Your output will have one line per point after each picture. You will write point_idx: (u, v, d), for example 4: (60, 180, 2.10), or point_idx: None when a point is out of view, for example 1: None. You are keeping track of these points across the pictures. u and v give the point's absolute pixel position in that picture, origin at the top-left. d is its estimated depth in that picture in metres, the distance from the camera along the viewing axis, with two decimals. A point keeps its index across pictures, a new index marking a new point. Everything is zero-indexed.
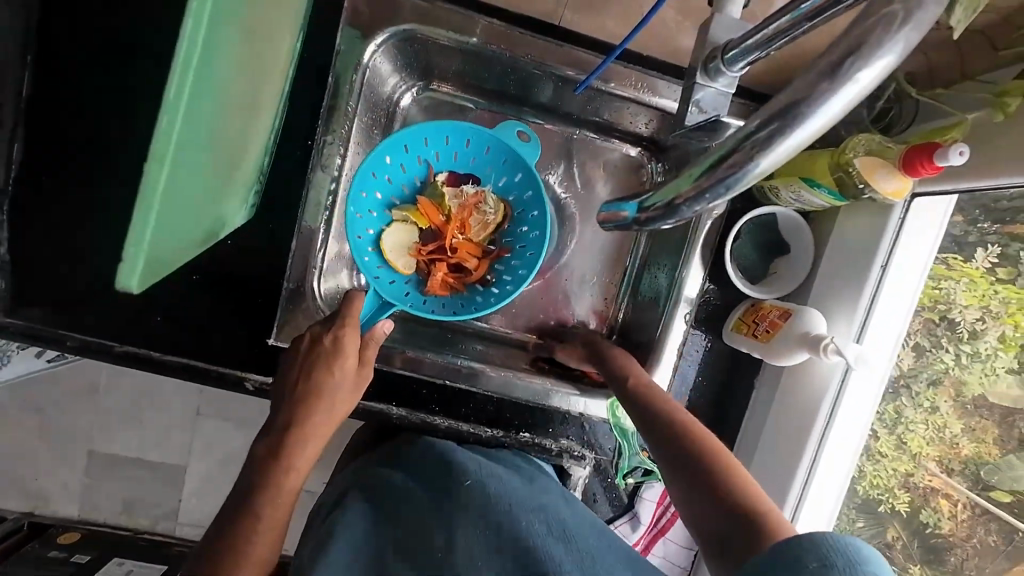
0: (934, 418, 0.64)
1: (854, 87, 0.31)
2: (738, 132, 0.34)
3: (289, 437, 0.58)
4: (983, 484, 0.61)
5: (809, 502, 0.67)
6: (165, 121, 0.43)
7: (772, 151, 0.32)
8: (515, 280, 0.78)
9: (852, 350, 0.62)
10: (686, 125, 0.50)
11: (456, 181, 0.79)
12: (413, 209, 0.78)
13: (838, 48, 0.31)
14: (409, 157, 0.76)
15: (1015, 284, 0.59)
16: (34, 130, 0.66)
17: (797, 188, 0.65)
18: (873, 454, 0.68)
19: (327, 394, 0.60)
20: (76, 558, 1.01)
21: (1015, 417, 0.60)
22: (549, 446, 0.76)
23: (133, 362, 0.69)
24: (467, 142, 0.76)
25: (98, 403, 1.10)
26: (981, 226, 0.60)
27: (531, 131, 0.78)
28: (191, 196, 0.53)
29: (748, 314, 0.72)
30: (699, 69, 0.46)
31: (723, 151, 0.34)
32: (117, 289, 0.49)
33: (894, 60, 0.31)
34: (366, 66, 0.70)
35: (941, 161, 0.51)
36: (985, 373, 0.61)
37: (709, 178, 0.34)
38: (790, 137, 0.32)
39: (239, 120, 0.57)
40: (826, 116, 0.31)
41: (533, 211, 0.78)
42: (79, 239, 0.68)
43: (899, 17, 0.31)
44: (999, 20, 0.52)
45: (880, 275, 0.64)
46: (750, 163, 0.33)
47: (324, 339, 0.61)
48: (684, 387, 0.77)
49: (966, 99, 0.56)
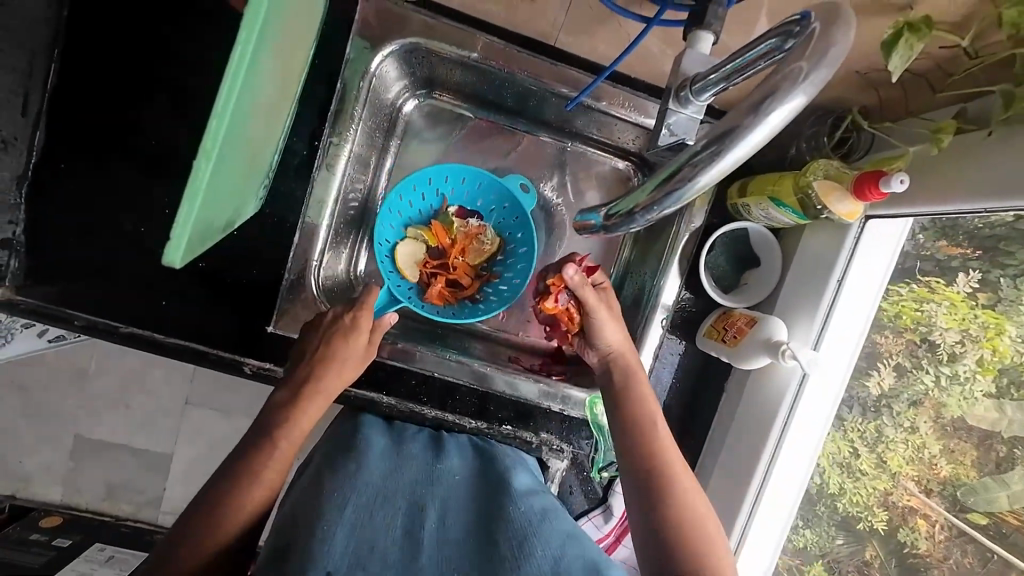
0: (913, 438, 0.67)
1: (766, 126, 0.36)
2: (687, 152, 0.40)
3: (302, 392, 0.65)
4: (961, 506, 0.64)
5: (767, 496, 0.72)
6: (222, 101, 0.41)
7: (711, 168, 0.38)
8: (500, 301, 0.83)
9: (806, 354, 0.67)
10: (658, 145, 0.55)
11: (464, 215, 0.86)
12: (425, 229, 0.84)
13: (760, 89, 0.37)
14: (431, 189, 0.83)
15: (994, 310, 0.61)
16: (57, 118, 0.70)
17: (766, 206, 0.71)
18: (855, 472, 0.71)
19: (338, 359, 0.67)
20: (58, 542, 1.06)
21: (993, 440, 0.62)
22: (530, 439, 0.81)
23: (136, 343, 0.72)
24: (479, 182, 0.82)
25: (93, 384, 1.12)
26: (964, 251, 0.63)
27: (531, 185, 0.85)
28: (224, 185, 0.51)
29: (718, 321, 0.77)
30: (672, 96, 0.51)
31: (675, 166, 0.40)
32: (165, 264, 0.43)
33: (798, 104, 0.36)
34: (372, 74, 0.76)
35: (884, 187, 0.57)
36: (964, 396, 0.63)
37: (659, 191, 0.41)
38: (724, 158, 0.38)
39: (264, 108, 0.56)
40: (749, 143, 0.37)
41: (522, 247, 0.85)
42: (93, 224, 0.71)
43: (804, 72, 0.35)
44: (934, 66, 0.57)
45: (836, 289, 0.69)
46: (692, 179, 0.39)
47: (345, 317, 0.68)
48: (660, 388, 0.82)
49: (909, 133, 0.62)
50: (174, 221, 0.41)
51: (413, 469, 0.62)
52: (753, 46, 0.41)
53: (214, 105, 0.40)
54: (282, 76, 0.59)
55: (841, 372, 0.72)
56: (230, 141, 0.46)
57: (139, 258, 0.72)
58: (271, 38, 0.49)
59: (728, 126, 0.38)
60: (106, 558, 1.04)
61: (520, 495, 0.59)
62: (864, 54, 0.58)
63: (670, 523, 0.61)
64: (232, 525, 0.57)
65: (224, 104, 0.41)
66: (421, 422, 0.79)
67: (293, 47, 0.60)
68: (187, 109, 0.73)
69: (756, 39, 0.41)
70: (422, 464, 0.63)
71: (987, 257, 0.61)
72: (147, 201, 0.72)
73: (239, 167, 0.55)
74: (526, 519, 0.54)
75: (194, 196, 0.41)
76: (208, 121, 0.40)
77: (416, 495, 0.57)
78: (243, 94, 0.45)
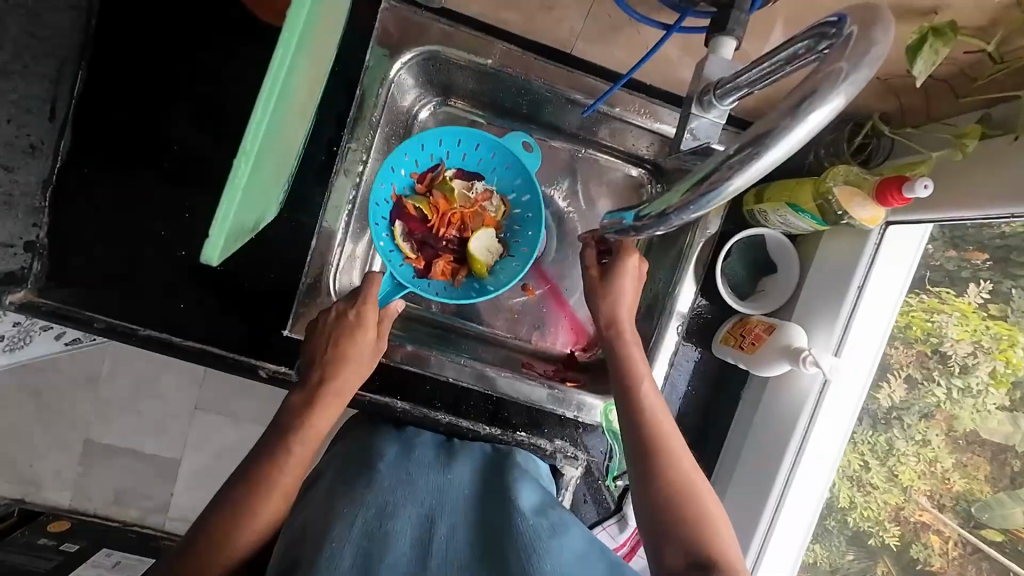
0: (925, 451, 0.69)
1: (803, 127, 0.36)
2: (720, 155, 0.40)
3: (320, 397, 0.64)
4: (975, 522, 0.67)
5: (788, 507, 0.71)
6: (262, 105, 0.41)
7: (746, 170, 0.38)
8: (511, 272, 0.84)
9: (827, 360, 0.67)
10: (681, 150, 0.55)
11: (464, 178, 0.84)
12: (424, 200, 0.82)
13: (795, 93, 0.37)
14: (424, 154, 0.81)
15: (1004, 320, 0.64)
16: (82, 125, 0.71)
17: (784, 212, 0.71)
18: (866, 487, 0.71)
19: (352, 359, 0.66)
20: (66, 547, 1.05)
21: (1007, 455, 0.65)
22: (544, 446, 0.80)
23: (153, 347, 0.72)
24: (478, 145, 0.82)
25: (105, 387, 1.13)
26: (977, 264, 0.64)
27: (534, 141, 0.85)
28: (256, 186, 0.51)
29: (735, 328, 0.77)
30: (694, 101, 0.52)
31: (708, 168, 0.40)
32: (200, 264, 0.44)
33: (840, 104, 0.36)
34: (391, 83, 0.77)
35: (908, 192, 0.57)
36: (977, 410, 0.66)
37: (694, 193, 0.41)
38: (762, 159, 0.38)
39: (295, 115, 0.57)
40: (785, 145, 0.37)
41: (529, 213, 0.84)
42: (115, 228, 0.72)
43: (844, 73, 0.35)
44: (958, 72, 0.57)
45: (857, 296, 0.69)
46: (726, 181, 0.39)
47: (348, 313, 0.67)
48: (675, 397, 0.81)
49: (935, 138, 0.62)
50: (212, 222, 0.42)
51: (422, 485, 0.62)
52: (789, 47, 0.42)
53: (254, 112, 0.41)
54: (311, 84, 0.60)
55: (863, 379, 0.71)
56: (265, 145, 0.46)
57: (158, 261, 0.73)
58: (306, 46, 0.50)
59: (762, 130, 0.38)
60: (113, 562, 1.05)
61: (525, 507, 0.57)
62: (887, 59, 0.58)
63: (676, 505, 0.61)
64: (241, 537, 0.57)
65: (263, 112, 0.42)
66: (434, 428, 0.78)
67: (323, 54, 0.61)
68: (208, 116, 0.74)
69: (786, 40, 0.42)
70: (434, 477, 0.64)
71: (999, 267, 0.63)
72: (169, 205, 0.73)
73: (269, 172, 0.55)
74: (532, 533, 0.53)
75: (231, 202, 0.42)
76: (248, 127, 0.41)
77: (424, 508, 0.57)
78: (281, 98, 0.46)
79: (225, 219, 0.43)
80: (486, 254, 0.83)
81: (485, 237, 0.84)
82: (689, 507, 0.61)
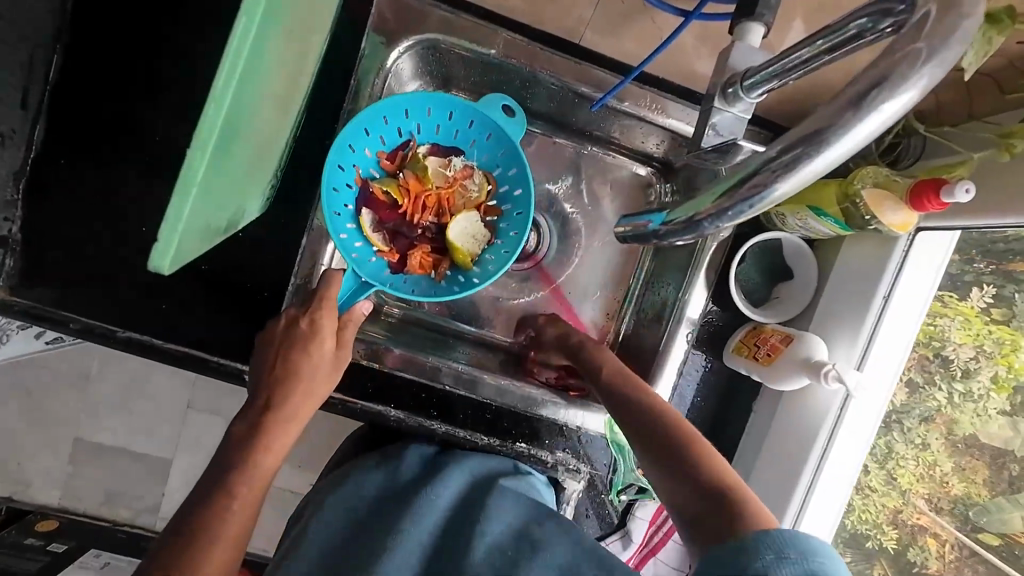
0: (924, 455, 0.66)
1: (878, 116, 0.32)
2: (759, 158, 0.36)
3: (266, 422, 0.60)
4: (972, 525, 0.64)
5: (805, 529, 0.67)
6: (219, 84, 0.37)
7: (797, 172, 0.34)
8: (499, 260, 0.77)
9: (852, 376, 0.63)
10: (703, 147, 0.52)
11: (440, 154, 0.78)
12: (393, 183, 0.77)
13: (863, 81, 0.33)
14: (389, 129, 0.75)
15: (1008, 325, 0.62)
16: (59, 112, 0.67)
17: (804, 216, 0.67)
18: (864, 489, 0.69)
19: (305, 376, 0.62)
20: (53, 547, 1.04)
21: (1006, 459, 0.62)
22: (544, 458, 0.76)
23: (135, 349, 0.68)
24: (449, 113, 0.74)
25: (92, 387, 1.09)
26: (976, 265, 0.63)
27: (516, 105, 0.76)
28: (224, 179, 0.46)
29: (749, 336, 0.73)
30: (718, 93, 0.48)
31: (747, 172, 0.36)
32: (150, 269, 0.39)
33: (912, 98, 0.32)
34: (388, 71, 0.73)
35: (947, 197, 0.53)
36: (978, 414, 0.63)
37: (731, 199, 0.37)
38: (812, 162, 0.34)
39: (271, 99, 0.52)
40: (840, 146, 0.33)
41: (517, 190, 0.78)
42: (94, 222, 0.68)
43: (922, 55, 0.31)
44: (1007, 64, 0.54)
45: (882, 306, 0.65)
46: (773, 185, 0.35)
47: (301, 322, 0.64)
48: (683, 408, 0.76)
49: (975, 137, 0.58)
50: (163, 223, 0.37)
51: (412, 500, 0.64)
52: (832, 31, 0.37)
53: (213, 87, 0.36)
54: (291, 69, 0.56)
55: (884, 391, 0.67)
56: (228, 131, 0.42)
57: (140, 258, 0.69)
58: (277, 24, 0.45)
59: (810, 130, 0.34)
60: (101, 565, 1.03)
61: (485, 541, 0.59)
62: None
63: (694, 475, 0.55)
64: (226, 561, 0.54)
65: (225, 86, 0.38)
66: (430, 438, 0.74)
67: (303, 38, 0.57)
68: (194, 105, 0.70)
69: (831, 24, 0.37)
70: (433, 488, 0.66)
71: (1002, 271, 0.62)
72: (151, 200, 0.69)
73: (243, 161, 0.51)
74: None
75: (187, 189, 0.37)
76: (207, 104, 0.37)
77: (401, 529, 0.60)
78: (245, 79, 0.41)
79: (184, 210, 0.39)
80: (467, 240, 0.77)
81: (463, 221, 0.78)
82: (702, 471, 0.55)
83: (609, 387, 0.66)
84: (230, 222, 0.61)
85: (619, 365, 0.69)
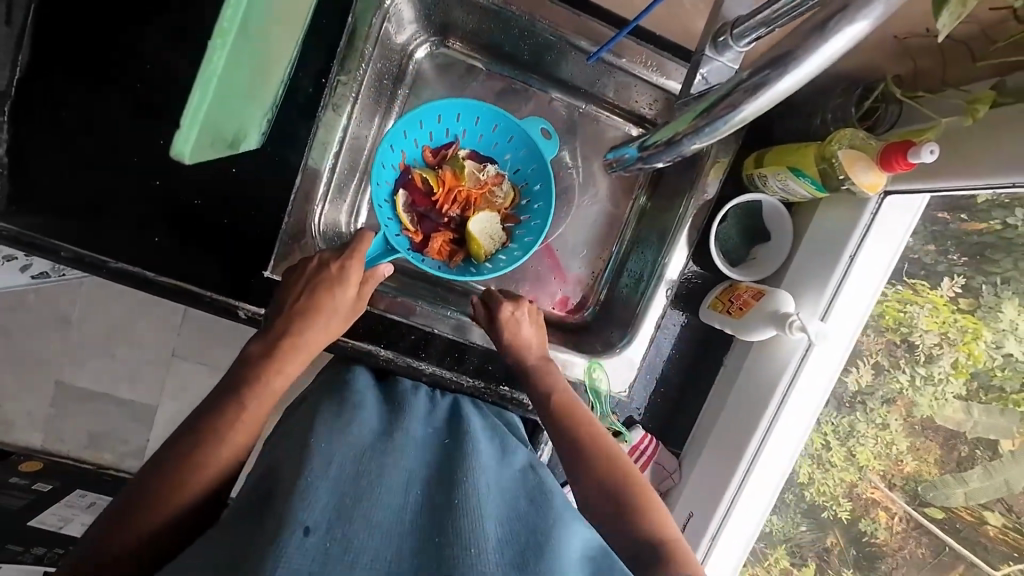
0: (883, 435, 0.71)
1: (842, 37, 0.40)
2: (738, 78, 0.46)
3: (282, 345, 0.62)
4: (920, 500, 0.70)
5: (754, 477, 0.73)
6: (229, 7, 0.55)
7: (765, 93, 0.44)
8: (509, 260, 0.81)
9: (814, 326, 0.68)
10: (692, 93, 0.56)
11: (477, 160, 0.82)
12: (433, 173, 0.80)
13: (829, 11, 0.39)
14: (440, 127, 0.80)
15: (973, 315, 0.66)
16: (44, 33, 0.66)
17: (784, 177, 0.71)
18: (824, 463, 0.74)
19: (324, 314, 0.64)
20: (38, 487, 1.04)
21: (956, 440, 0.67)
22: (524, 402, 0.79)
23: (127, 281, 0.68)
24: (494, 125, 0.80)
25: (81, 325, 1.10)
26: (951, 257, 0.67)
27: (552, 130, 0.82)
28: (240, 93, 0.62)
29: (724, 293, 0.77)
30: (709, 43, 0.53)
31: (721, 95, 0.47)
32: (172, 154, 0.60)
33: (867, 26, 0.39)
34: (386, 10, 0.73)
35: (913, 157, 0.58)
36: (936, 397, 0.68)
37: (703, 119, 0.49)
38: (774, 86, 0.43)
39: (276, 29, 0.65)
40: (806, 67, 0.42)
41: (538, 203, 0.82)
42: (79, 150, 0.67)
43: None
44: (978, 31, 0.56)
45: (845, 272, 0.70)
46: (741, 105, 0.46)
47: (332, 266, 0.65)
48: (659, 357, 0.82)
49: (946, 105, 0.61)
50: (185, 117, 0.56)
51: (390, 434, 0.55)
52: None
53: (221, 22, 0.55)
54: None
55: (837, 357, 0.72)
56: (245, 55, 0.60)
57: (131, 190, 0.69)
58: None
59: (785, 51, 0.42)
60: (87, 505, 1.02)
61: (464, 471, 0.50)
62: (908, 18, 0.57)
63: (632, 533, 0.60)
64: (225, 462, 0.54)
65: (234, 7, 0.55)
66: (416, 377, 0.76)
67: None
68: (185, 33, 0.68)
69: None
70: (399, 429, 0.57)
71: (973, 263, 0.66)
72: (139, 131, 0.68)
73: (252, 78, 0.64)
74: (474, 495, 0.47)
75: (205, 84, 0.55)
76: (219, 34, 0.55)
77: (388, 459, 0.50)
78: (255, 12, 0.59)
79: (199, 104, 0.56)
80: (485, 238, 0.80)
81: (484, 220, 0.80)
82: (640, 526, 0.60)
83: (557, 418, 0.68)
84: (231, 138, 0.67)
85: (569, 397, 0.70)
